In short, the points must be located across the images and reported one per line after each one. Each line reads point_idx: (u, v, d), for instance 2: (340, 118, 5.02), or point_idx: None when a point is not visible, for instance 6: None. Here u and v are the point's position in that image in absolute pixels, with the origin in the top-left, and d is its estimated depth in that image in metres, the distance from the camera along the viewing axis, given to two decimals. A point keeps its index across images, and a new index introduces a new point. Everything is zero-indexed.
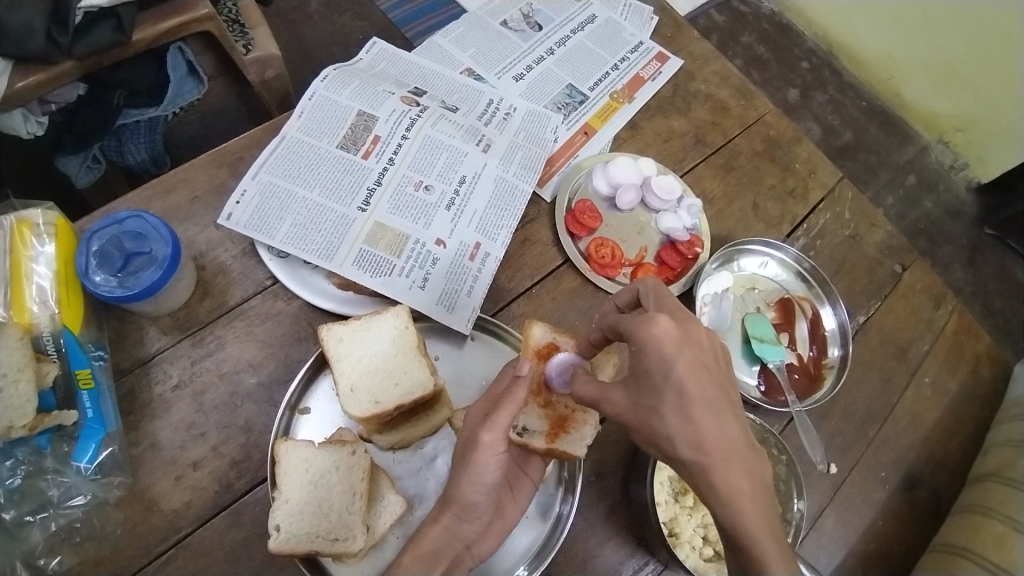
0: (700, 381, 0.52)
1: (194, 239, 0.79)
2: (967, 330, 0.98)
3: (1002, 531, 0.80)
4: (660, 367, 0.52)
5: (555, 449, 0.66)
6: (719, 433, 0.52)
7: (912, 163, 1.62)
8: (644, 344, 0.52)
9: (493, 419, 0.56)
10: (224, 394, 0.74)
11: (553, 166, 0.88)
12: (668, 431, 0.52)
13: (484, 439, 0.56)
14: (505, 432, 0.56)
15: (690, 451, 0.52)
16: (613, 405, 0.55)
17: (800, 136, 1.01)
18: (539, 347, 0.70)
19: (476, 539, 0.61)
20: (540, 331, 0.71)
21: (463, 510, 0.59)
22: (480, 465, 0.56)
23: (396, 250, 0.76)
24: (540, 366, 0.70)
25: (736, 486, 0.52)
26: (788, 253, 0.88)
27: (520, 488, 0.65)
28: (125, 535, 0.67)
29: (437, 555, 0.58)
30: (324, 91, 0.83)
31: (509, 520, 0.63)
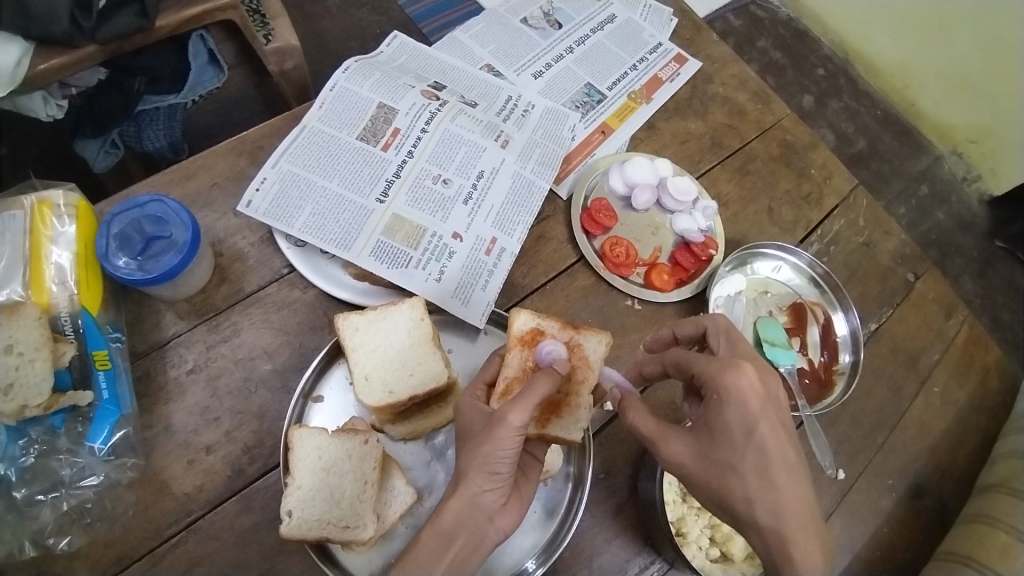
0: (778, 441, 0.56)
1: (212, 226, 0.80)
2: (977, 340, 0.98)
3: (1006, 541, 0.80)
4: (741, 421, 0.56)
5: (546, 435, 0.64)
6: (793, 497, 0.56)
7: (926, 173, 1.61)
8: (726, 394, 0.57)
9: (519, 400, 0.56)
10: (238, 379, 0.74)
11: (570, 164, 0.89)
12: (742, 488, 0.56)
13: (510, 420, 0.56)
14: (530, 409, 0.56)
15: (766, 511, 0.56)
16: (680, 457, 0.58)
17: (816, 141, 1.01)
18: (523, 334, 0.68)
19: (498, 512, 0.58)
20: (523, 318, 0.70)
21: (487, 478, 0.57)
22: (504, 440, 0.56)
23: (413, 242, 0.77)
24: (525, 352, 0.67)
25: (810, 555, 0.55)
26: (802, 258, 0.88)
27: (530, 466, 0.63)
28: (136, 517, 0.68)
29: (457, 528, 0.56)
30: (345, 82, 0.83)
31: (526, 496, 0.61)
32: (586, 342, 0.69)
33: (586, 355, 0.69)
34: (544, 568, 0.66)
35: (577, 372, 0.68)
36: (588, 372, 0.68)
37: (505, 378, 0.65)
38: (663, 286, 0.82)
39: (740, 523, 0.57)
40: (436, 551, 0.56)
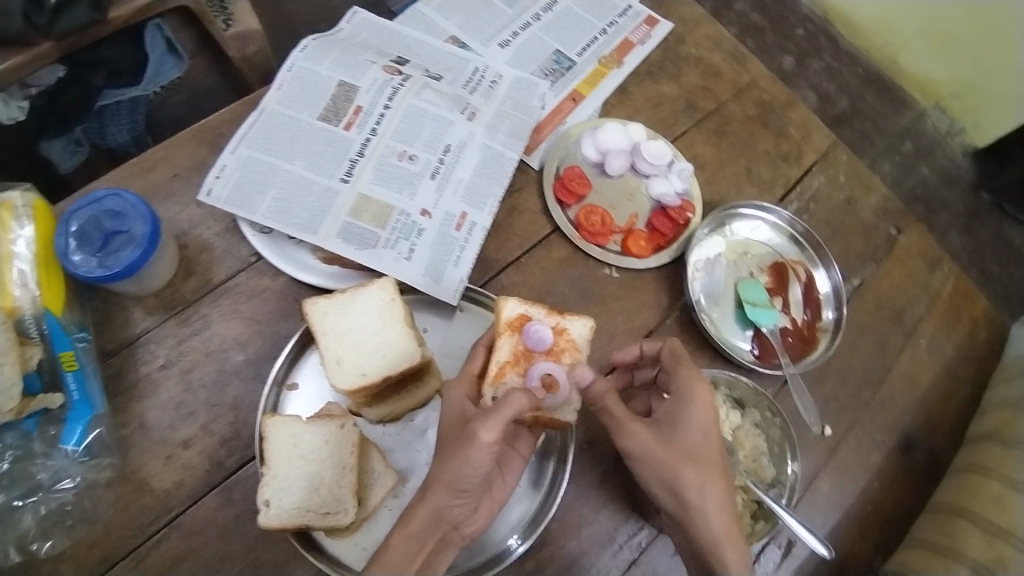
0: (721, 447, 0.63)
1: (176, 218, 0.78)
2: (964, 292, 0.97)
3: (999, 491, 0.80)
4: (700, 427, 0.62)
5: (541, 418, 0.63)
6: (725, 494, 0.62)
7: (909, 130, 1.59)
8: (691, 399, 0.62)
9: (492, 416, 0.55)
10: (211, 372, 0.73)
11: (541, 133, 0.86)
12: (695, 482, 0.60)
13: (482, 436, 0.54)
14: (502, 427, 0.55)
15: (706, 505, 0.60)
16: (644, 445, 0.61)
17: (794, 100, 0.98)
18: (512, 319, 0.66)
19: (465, 520, 0.60)
20: (511, 303, 0.67)
21: (455, 494, 0.57)
22: (478, 458, 0.54)
23: (381, 222, 0.74)
24: (513, 337, 0.65)
25: (739, 539, 0.60)
26: (780, 216, 0.87)
27: (510, 464, 0.65)
28: (117, 516, 0.67)
29: (425, 535, 0.57)
30: (302, 62, 0.80)
31: (497, 499, 0.63)
32: (572, 326, 0.67)
33: (573, 339, 0.67)
34: (528, 544, 0.66)
35: (565, 355, 0.66)
36: (577, 355, 0.65)
37: (498, 363, 0.64)
38: (641, 253, 0.81)
39: (686, 513, 0.61)
40: (405, 558, 0.56)
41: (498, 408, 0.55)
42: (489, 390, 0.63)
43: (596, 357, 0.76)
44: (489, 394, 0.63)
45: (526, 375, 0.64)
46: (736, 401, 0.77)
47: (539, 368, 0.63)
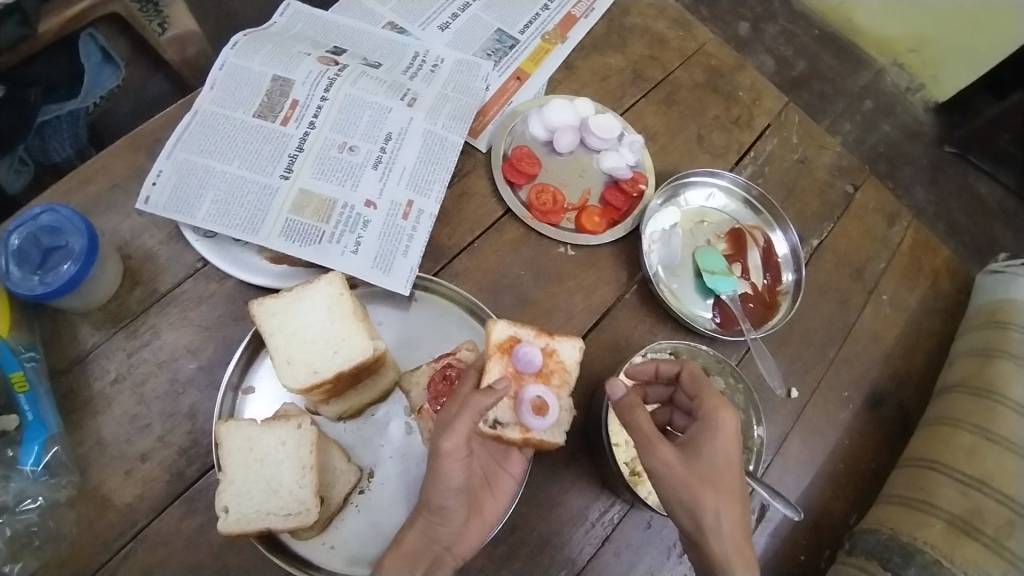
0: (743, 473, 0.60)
1: (117, 229, 0.76)
2: (924, 243, 0.98)
3: (972, 441, 0.78)
4: (724, 453, 0.60)
5: (532, 439, 0.63)
6: (742, 521, 0.59)
7: (868, 89, 1.60)
8: (716, 424, 0.60)
9: (451, 427, 0.56)
10: (165, 383, 0.70)
11: (487, 115, 0.84)
12: (714, 508, 0.58)
13: (443, 446, 0.56)
14: (465, 439, 0.56)
15: (722, 531, 0.58)
16: (667, 466, 0.58)
17: (742, 63, 0.98)
18: (501, 341, 0.64)
19: (456, 540, 0.61)
20: (500, 325, 0.65)
21: (436, 515, 0.59)
22: (445, 471, 0.57)
23: (324, 216, 0.72)
24: (502, 361, 0.63)
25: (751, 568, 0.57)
26: (732, 180, 0.86)
27: (499, 484, 0.66)
28: (82, 534, 0.64)
29: (417, 557, 0.60)
30: (234, 59, 0.78)
31: (488, 519, 0.63)
32: (561, 347, 0.66)
33: (562, 361, 0.66)
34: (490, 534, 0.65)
35: (554, 376, 0.65)
36: (567, 377, 0.65)
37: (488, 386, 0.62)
38: (595, 229, 0.80)
39: (700, 534, 0.59)
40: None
41: (455, 416, 0.56)
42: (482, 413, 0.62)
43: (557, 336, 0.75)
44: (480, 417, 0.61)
45: (518, 398, 0.62)
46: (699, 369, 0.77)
47: (531, 390, 0.62)
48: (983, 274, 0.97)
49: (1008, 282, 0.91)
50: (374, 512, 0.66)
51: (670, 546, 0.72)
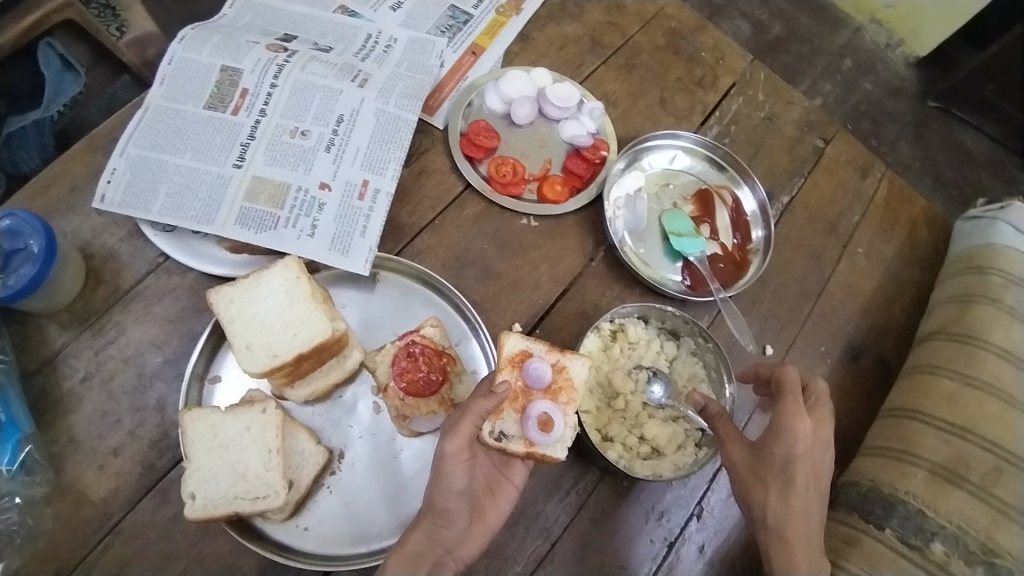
0: (809, 475, 0.62)
1: (78, 230, 0.74)
2: (900, 194, 0.96)
3: (953, 387, 0.77)
4: (786, 453, 0.62)
5: (534, 452, 0.64)
6: (802, 520, 0.61)
7: (847, 48, 1.56)
8: (783, 426, 0.62)
9: (456, 428, 0.58)
10: (132, 378, 0.70)
11: (443, 92, 0.83)
12: (766, 501, 0.62)
13: (445, 447, 0.58)
14: (467, 440, 0.58)
15: (771, 523, 0.62)
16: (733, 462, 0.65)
17: (704, 23, 0.97)
18: (513, 355, 0.66)
19: (457, 543, 0.61)
20: (513, 339, 0.67)
21: (439, 516, 0.60)
22: (446, 474, 0.58)
23: (278, 202, 0.72)
24: (513, 375, 0.65)
25: (796, 562, 0.60)
26: (692, 139, 0.85)
27: (502, 492, 0.65)
28: (59, 529, 0.64)
29: (418, 560, 0.59)
30: (182, 52, 0.77)
31: (490, 525, 0.63)
32: (572, 364, 0.67)
33: (571, 378, 0.66)
34: None
35: (562, 394, 0.66)
36: (573, 395, 0.65)
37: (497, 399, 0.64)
38: (557, 198, 0.79)
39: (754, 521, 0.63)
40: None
41: (458, 416, 0.59)
42: (489, 424, 0.64)
43: (523, 308, 0.75)
44: (488, 428, 0.63)
45: (523, 413, 0.64)
46: (670, 332, 0.76)
47: (537, 407, 0.63)
48: (962, 220, 0.95)
49: (987, 227, 0.89)
50: (346, 492, 0.66)
51: (647, 510, 0.72)
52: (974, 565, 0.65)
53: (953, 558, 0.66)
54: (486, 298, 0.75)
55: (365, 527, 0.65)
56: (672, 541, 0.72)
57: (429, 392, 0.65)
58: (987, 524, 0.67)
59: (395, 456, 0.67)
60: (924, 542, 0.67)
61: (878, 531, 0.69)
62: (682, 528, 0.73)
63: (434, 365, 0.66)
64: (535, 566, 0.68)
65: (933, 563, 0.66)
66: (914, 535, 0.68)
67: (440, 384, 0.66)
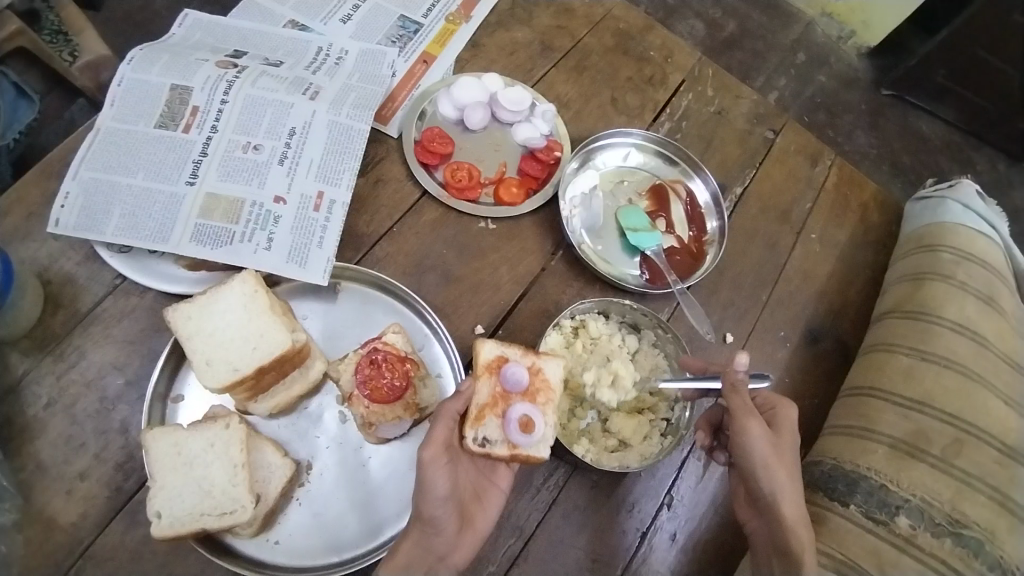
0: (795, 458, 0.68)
1: (35, 255, 0.73)
2: (850, 180, 1.00)
3: (908, 363, 0.79)
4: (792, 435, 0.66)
5: (518, 455, 0.63)
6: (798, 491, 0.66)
7: (800, 41, 1.57)
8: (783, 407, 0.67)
9: (431, 436, 0.58)
10: (95, 401, 0.69)
11: (396, 101, 0.85)
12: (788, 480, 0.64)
13: (424, 454, 0.57)
14: (443, 447, 0.58)
15: (794, 497, 0.64)
16: (758, 438, 0.63)
17: (651, 23, 0.99)
18: (490, 360, 0.66)
19: (449, 550, 0.61)
20: (488, 345, 0.67)
21: (428, 525, 0.60)
22: (429, 482, 0.57)
23: (233, 217, 0.72)
24: (490, 382, 0.65)
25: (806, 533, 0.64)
26: (644, 136, 0.88)
27: (489, 497, 0.65)
28: (28, 558, 0.62)
29: (412, 567, 0.60)
30: (132, 73, 0.77)
31: (480, 530, 0.63)
32: (547, 366, 0.67)
33: (548, 379, 0.66)
34: None
35: (540, 395, 0.65)
36: (552, 395, 0.65)
37: (476, 405, 0.63)
38: (514, 200, 0.81)
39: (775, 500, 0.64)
40: None
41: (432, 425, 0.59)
42: (472, 432, 0.62)
43: (486, 309, 0.76)
44: (470, 435, 0.62)
45: (505, 416, 0.63)
46: (631, 326, 0.78)
47: (518, 409, 0.63)
48: (912, 201, 0.98)
49: (936, 207, 0.92)
50: (315, 503, 0.66)
51: (618, 502, 0.73)
52: (941, 536, 0.67)
53: (920, 531, 0.68)
54: (448, 301, 0.75)
55: (337, 535, 0.65)
56: (645, 532, 0.73)
57: (393, 398, 0.64)
58: (951, 496, 0.69)
59: (363, 464, 0.67)
60: (889, 516, 0.69)
61: (843, 507, 0.70)
62: (653, 518, 0.74)
63: (398, 371, 0.65)
64: (509, 566, 0.68)
65: (900, 537, 0.67)
66: (878, 510, 0.69)
67: (405, 389, 0.65)
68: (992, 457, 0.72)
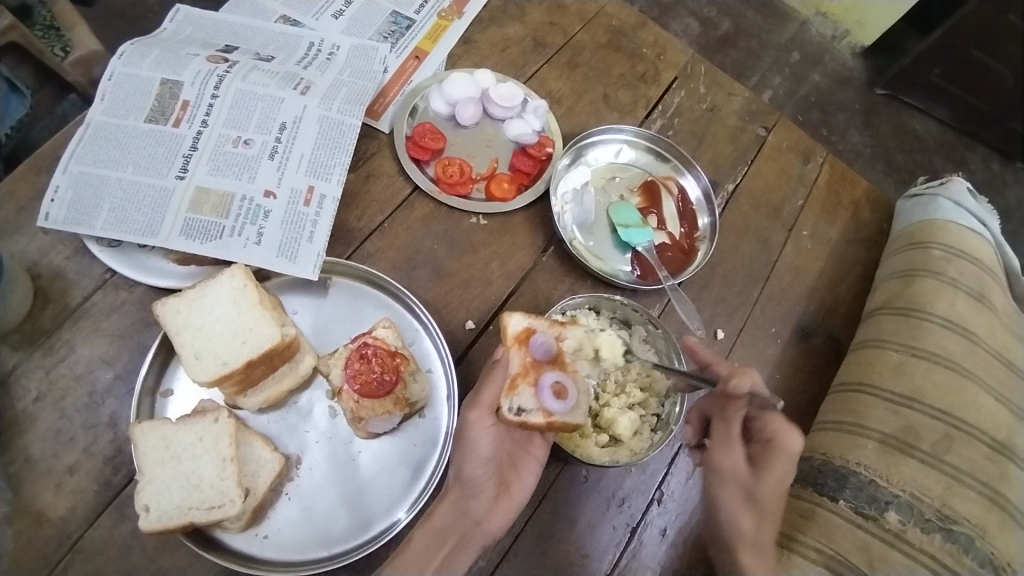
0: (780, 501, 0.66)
1: (25, 249, 0.72)
2: (842, 177, 1.00)
3: (898, 359, 0.79)
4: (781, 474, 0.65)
5: (553, 423, 0.64)
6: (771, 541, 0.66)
7: (795, 40, 1.57)
8: (787, 440, 0.64)
9: (477, 399, 0.63)
10: (84, 396, 0.69)
11: (388, 96, 0.85)
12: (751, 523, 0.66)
13: (470, 418, 0.63)
14: (490, 410, 0.63)
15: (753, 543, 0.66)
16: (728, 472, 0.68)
17: (644, 20, 0.99)
18: (517, 333, 0.66)
19: (485, 516, 0.64)
20: (515, 318, 0.67)
21: (464, 485, 0.64)
22: (472, 440, 0.63)
23: (222, 211, 0.72)
24: (519, 353, 0.66)
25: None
26: (636, 133, 0.88)
27: (525, 465, 0.68)
28: (17, 552, 0.62)
29: (445, 533, 0.63)
30: (122, 67, 0.77)
31: (515, 498, 0.66)
32: (574, 335, 0.68)
33: None
34: (413, 514, 0.66)
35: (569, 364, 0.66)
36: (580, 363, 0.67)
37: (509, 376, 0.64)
38: (505, 196, 0.81)
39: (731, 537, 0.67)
40: (425, 552, 0.62)
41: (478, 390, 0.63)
42: (507, 401, 0.63)
43: (477, 304, 0.76)
44: (507, 405, 0.63)
45: (538, 384, 0.64)
46: (622, 321, 0.78)
47: (549, 376, 0.64)
48: (904, 198, 0.98)
49: (928, 204, 0.93)
50: (304, 498, 0.65)
51: (608, 498, 0.73)
52: (931, 532, 0.67)
53: (909, 526, 0.68)
54: (439, 297, 0.75)
55: (326, 530, 0.65)
56: (635, 527, 0.73)
57: (383, 392, 0.64)
58: (941, 491, 0.70)
59: (353, 459, 0.67)
60: (879, 511, 0.69)
61: (833, 503, 0.70)
62: (643, 513, 0.74)
63: (388, 366, 0.65)
64: (499, 561, 0.68)
65: (889, 532, 0.68)
66: (868, 505, 0.69)
67: (395, 384, 0.65)
68: (982, 453, 0.73)
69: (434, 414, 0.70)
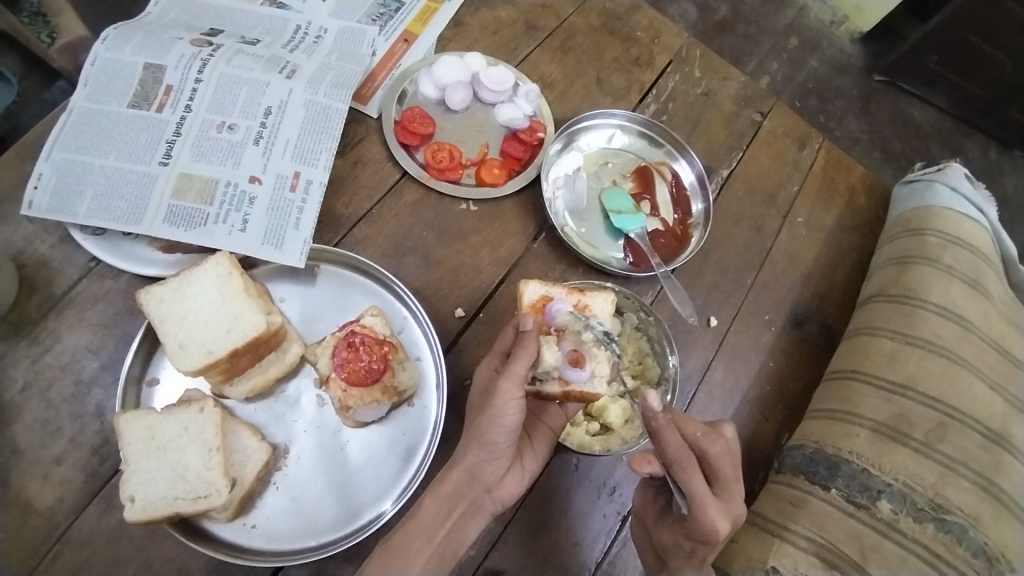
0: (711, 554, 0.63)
1: (8, 238, 0.71)
2: (837, 163, 0.99)
3: (892, 347, 0.79)
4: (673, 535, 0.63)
5: (570, 392, 0.65)
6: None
7: (793, 26, 1.53)
8: (713, 519, 0.57)
9: (511, 369, 0.59)
10: (70, 385, 0.68)
11: (376, 80, 0.83)
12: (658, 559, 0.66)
13: (503, 388, 0.59)
14: (520, 382, 0.59)
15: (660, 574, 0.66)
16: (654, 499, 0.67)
17: (639, 2, 0.97)
18: (534, 301, 0.68)
19: (496, 484, 0.64)
20: (532, 286, 0.69)
21: (484, 450, 0.61)
22: (499, 408, 0.59)
23: (207, 198, 0.71)
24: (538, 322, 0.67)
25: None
26: (629, 118, 0.86)
27: (539, 436, 0.68)
28: (6, 542, 0.62)
29: (457, 496, 0.62)
30: (105, 52, 0.75)
31: (527, 468, 0.66)
32: (594, 302, 0.69)
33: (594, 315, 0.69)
34: (400, 507, 0.65)
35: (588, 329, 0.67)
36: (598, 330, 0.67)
37: None
38: (496, 181, 0.79)
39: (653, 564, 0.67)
40: (437, 516, 0.61)
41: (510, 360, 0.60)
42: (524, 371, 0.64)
43: (467, 292, 0.75)
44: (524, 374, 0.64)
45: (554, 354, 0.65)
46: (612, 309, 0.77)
47: (566, 344, 0.65)
48: (900, 184, 0.97)
49: (924, 190, 0.92)
50: (293, 487, 0.65)
51: (599, 486, 0.73)
52: (923, 521, 0.67)
53: (901, 514, 0.68)
54: (428, 284, 0.75)
55: (314, 520, 0.64)
56: (627, 515, 0.72)
57: (370, 380, 0.63)
58: (934, 481, 0.69)
59: (342, 448, 0.67)
60: (870, 501, 0.68)
61: (824, 491, 0.70)
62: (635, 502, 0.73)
63: (376, 354, 0.64)
64: (490, 549, 0.68)
65: (881, 521, 0.67)
66: (860, 494, 0.69)
67: (383, 372, 0.64)
68: (976, 442, 0.72)
69: (423, 402, 0.69)
